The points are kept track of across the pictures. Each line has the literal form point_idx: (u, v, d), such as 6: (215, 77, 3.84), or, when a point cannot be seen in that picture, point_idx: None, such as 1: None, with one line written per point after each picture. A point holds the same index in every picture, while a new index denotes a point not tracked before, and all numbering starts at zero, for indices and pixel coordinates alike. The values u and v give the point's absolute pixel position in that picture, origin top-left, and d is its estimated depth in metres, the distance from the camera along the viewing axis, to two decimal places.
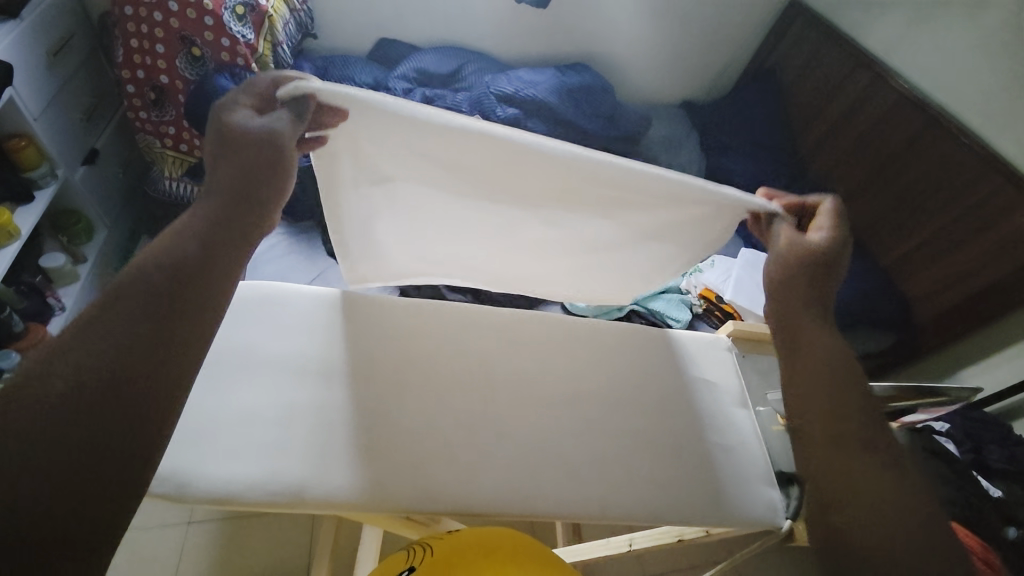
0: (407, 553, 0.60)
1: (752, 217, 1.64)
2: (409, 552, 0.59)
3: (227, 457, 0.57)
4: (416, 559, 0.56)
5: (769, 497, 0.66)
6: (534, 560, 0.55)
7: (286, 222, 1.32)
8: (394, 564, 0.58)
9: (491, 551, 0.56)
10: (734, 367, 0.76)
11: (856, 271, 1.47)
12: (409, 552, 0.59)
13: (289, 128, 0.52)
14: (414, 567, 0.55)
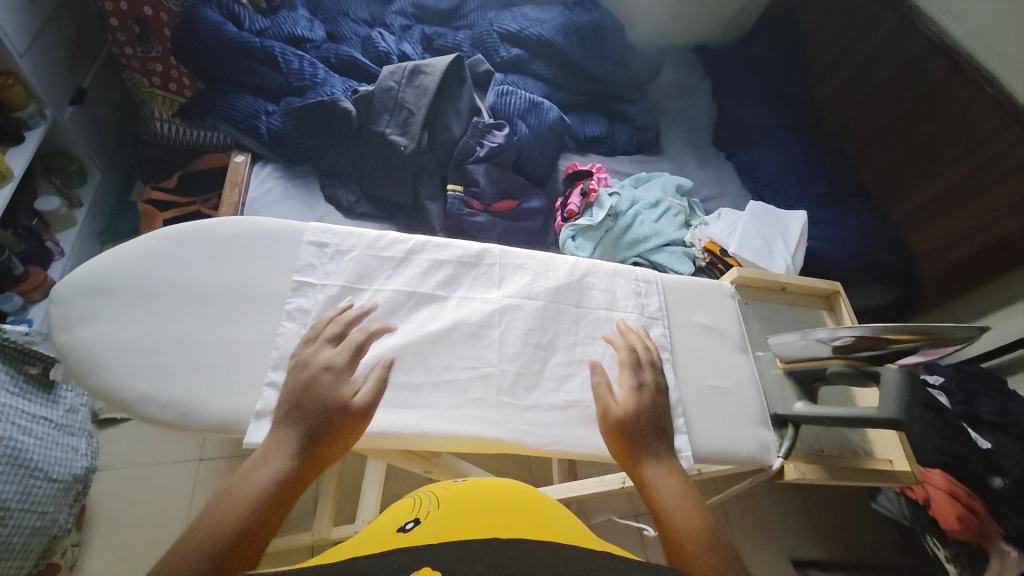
0: (412, 503, 0.58)
1: (762, 168, 1.59)
2: (415, 501, 0.57)
3: (191, 396, 0.52)
4: (421, 511, 0.54)
5: (761, 438, 0.65)
6: (531, 505, 0.55)
7: (281, 167, 1.28)
8: (397, 511, 0.57)
9: (496, 502, 0.54)
10: (735, 313, 0.74)
11: (864, 226, 1.44)
12: (416, 501, 0.58)
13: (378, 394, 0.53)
14: (419, 519, 0.52)
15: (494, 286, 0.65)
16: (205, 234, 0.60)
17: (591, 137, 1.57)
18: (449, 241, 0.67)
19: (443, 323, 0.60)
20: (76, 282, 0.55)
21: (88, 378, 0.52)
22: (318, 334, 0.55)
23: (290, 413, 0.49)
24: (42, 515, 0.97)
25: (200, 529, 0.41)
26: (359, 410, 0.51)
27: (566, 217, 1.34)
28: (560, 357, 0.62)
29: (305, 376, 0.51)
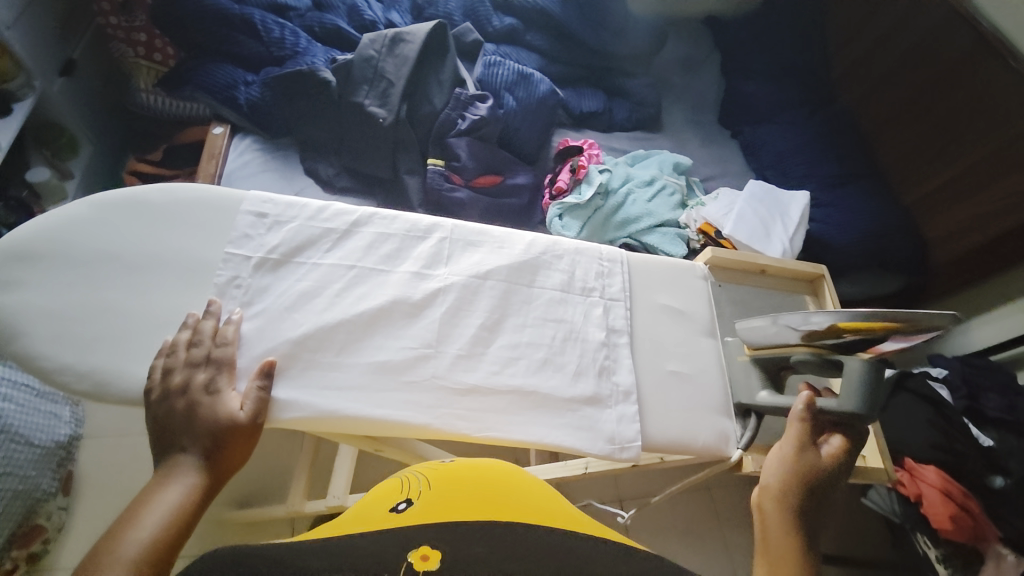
0: (398, 484, 0.54)
1: (767, 147, 1.50)
2: (403, 483, 0.52)
3: (114, 366, 0.50)
4: (413, 490, 0.50)
5: (722, 427, 0.61)
6: (510, 481, 0.52)
7: (262, 139, 1.26)
8: (383, 492, 0.53)
9: (488, 483, 0.50)
10: (706, 295, 0.69)
11: (873, 209, 1.36)
12: (404, 483, 0.53)
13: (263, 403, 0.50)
14: (411, 499, 0.48)
15: (443, 262, 0.61)
16: (138, 201, 0.58)
17: (587, 112, 1.51)
18: (398, 214, 0.63)
19: (381, 300, 0.57)
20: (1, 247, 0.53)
21: (8, 344, 0.50)
22: (180, 353, 0.50)
23: (174, 438, 0.46)
24: (24, 478, 1.00)
25: (102, 557, 0.37)
26: (242, 424, 0.48)
27: (553, 195, 1.29)
28: (506, 339, 0.59)
29: (170, 400, 0.48)
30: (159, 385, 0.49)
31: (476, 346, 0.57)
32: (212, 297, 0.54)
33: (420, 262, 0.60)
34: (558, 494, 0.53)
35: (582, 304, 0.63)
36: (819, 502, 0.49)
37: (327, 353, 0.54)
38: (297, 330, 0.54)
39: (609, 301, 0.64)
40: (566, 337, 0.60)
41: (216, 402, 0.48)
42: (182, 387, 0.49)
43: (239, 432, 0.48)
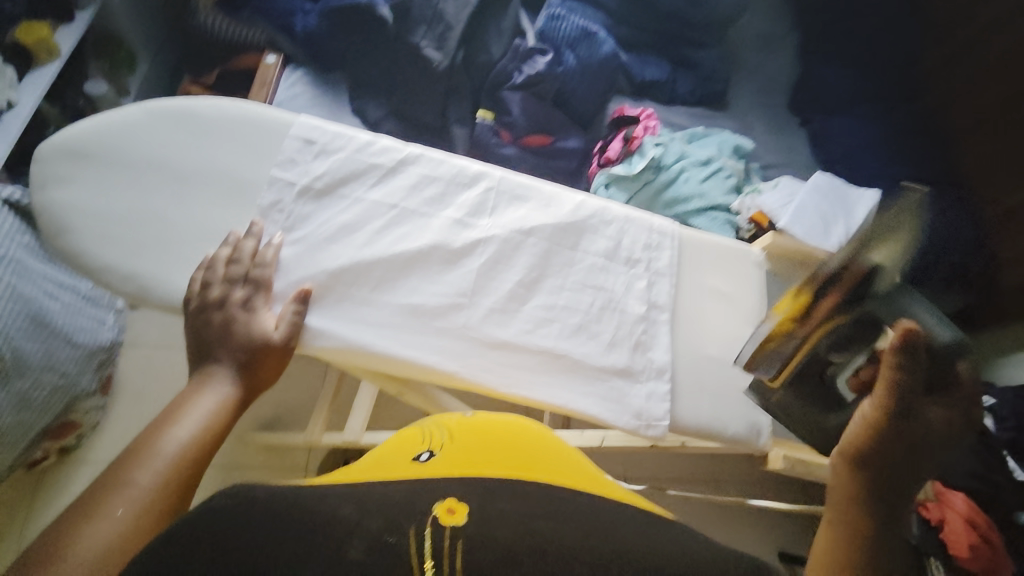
0: (419, 434, 0.54)
1: (838, 140, 1.40)
2: (425, 433, 0.53)
3: (155, 273, 0.51)
4: (434, 442, 0.51)
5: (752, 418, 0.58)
6: (530, 441, 0.52)
7: (312, 73, 1.21)
8: (407, 438, 0.54)
9: (509, 445, 0.50)
10: (758, 283, 0.65)
11: (946, 219, 1.25)
12: (426, 434, 0.54)
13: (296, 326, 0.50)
14: (433, 450, 0.49)
15: (486, 213, 0.59)
16: (190, 113, 0.57)
17: (649, 81, 1.43)
18: (446, 157, 0.61)
19: (421, 243, 0.55)
20: (59, 143, 0.53)
21: (58, 238, 0.51)
22: (220, 269, 0.50)
23: (209, 350, 0.48)
24: (64, 374, 1.06)
25: (142, 450, 0.40)
26: (276, 343, 0.49)
27: (602, 164, 1.24)
28: (542, 300, 0.57)
29: (206, 311, 0.49)
30: (197, 297, 0.50)
31: (511, 303, 0.56)
32: (253, 219, 0.54)
33: (463, 209, 0.58)
34: (578, 453, 0.53)
35: (625, 275, 0.60)
36: (906, 462, 0.48)
37: (361, 289, 0.53)
38: (333, 263, 0.53)
39: (653, 275, 0.61)
40: (604, 306, 0.58)
41: (252, 318, 0.49)
42: (220, 301, 0.49)
43: (271, 351, 0.49)
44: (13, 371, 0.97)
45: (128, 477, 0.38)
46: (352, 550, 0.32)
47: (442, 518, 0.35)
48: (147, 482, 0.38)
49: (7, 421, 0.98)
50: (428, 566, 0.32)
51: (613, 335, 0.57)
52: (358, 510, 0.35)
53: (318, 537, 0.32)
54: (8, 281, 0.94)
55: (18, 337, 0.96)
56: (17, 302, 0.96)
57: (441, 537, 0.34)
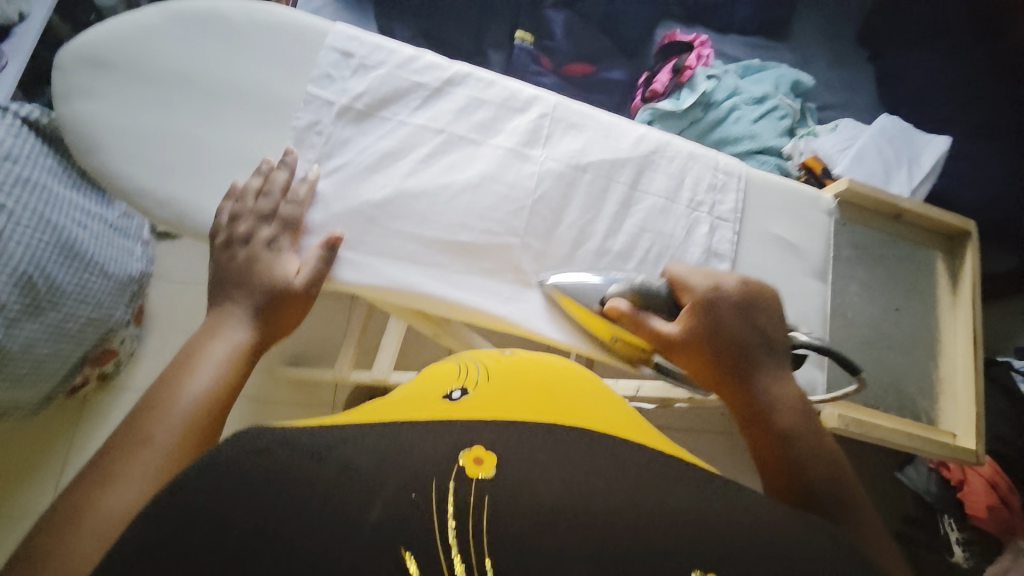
0: (456, 370, 0.50)
1: (910, 78, 1.26)
2: (460, 370, 0.49)
3: (194, 197, 0.48)
4: (469, 380, 0.46)
5: (809, 375, 0.55)
6: (568, 386, 0.47)
7: None
8: (438, 373, 0.50)
9: (543, 388, 0.45)
10: (826, 233, 0.60)
11: (1019, 172, 1.14)
12: (460, 370, 0.50)
13: (321, 274, 0.47)
14: (466, 389, 0.45)
15: (541, 144, 0.54)
16: (217, 17, 0.51)
17: (704, 4, 1.29)
18: (496, 77, 0.55)
19: (469, 175, 0.51)
20: (78, 49, 0.49)
21: (88, 157, 0.48)
22: (248, 201, 0.47)
23: (226, 289, 0.46)
24: (98, 305, 1.07)
25: (160, 400, 0.40)
26: (295, 288, 0.47)
27: (647, 97, 1.15)
28: (596, 243, 0.53)
29: (227, 251, 0.47)
30: (224, 231, 0.48)
31: (563, 245, 0.52)
32: (287, 146, 0.49)
33: (515, 138, 0.53)
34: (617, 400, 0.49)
35: (686, 218, 0.55)
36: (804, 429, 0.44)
37: (405, 223, 0.50)
38: (374, 194, 0.50)
39: (715, 220, 0.56)
40: (661, 251, 0.54)
41: (274, 261, 0.47)
42: (244, 239, 0.47)
43: (291, 296, 0.46)
44: (48, 301, 0.98)
45: (147, 431, 0.38)
46: (372, 514, 0.29)
47: (469, 470, 0.31)
48: (163, 437, 0.37)
49: (43, 350, 1.01)
50: (451, 526, 0.29)
51: None
52: (379, 460, 0.31)
53: (338, 497, 0.29)
54: (37, 209, 0.93)
55: (50, 267, 0.96)
56: (47, 231, 0.95)
57: (465, 491, 0.30)
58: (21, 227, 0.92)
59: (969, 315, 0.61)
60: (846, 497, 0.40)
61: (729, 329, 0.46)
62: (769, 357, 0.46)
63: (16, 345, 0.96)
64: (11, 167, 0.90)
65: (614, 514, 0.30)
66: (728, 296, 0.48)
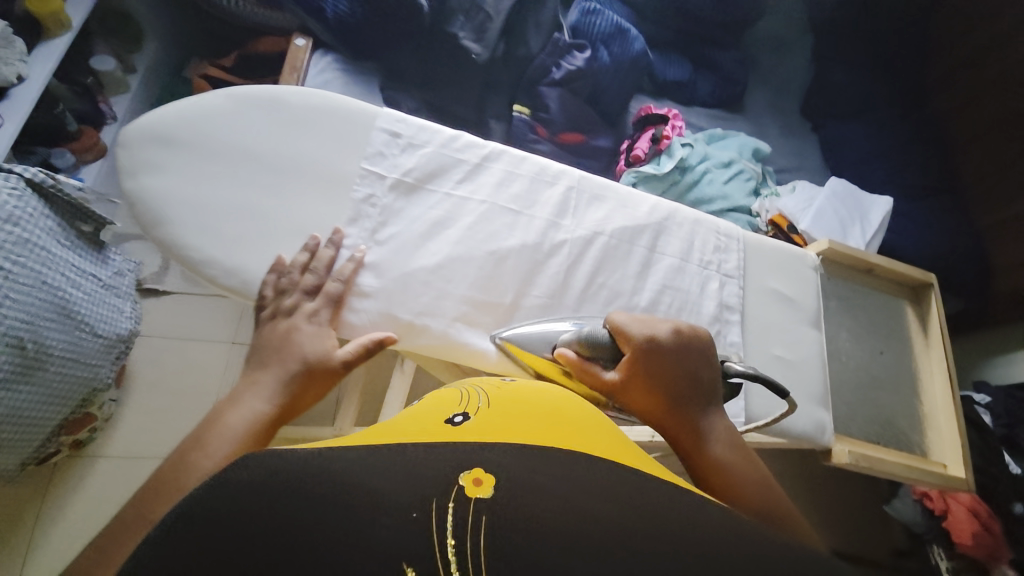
0: (456, 393, 0.44)
1: (850, 146, 1.44)
2: (462, 393, 0.43)
3: (263, 266, 0.51)
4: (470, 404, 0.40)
5: (817, 417, 0.61)
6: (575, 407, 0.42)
7: (343, 58, 1.20)
8: (434, 399, 0.44)
9: (553, 413, 0.40)
10: (815, 287, 0.68)
11: (949, 226, 1.30)
12: (463, 393, 0.44)
13: (362, 354, 0.49)
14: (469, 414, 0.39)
15: (569, 214, 0.60)
16: (274, 99, 0.56)
17: (671, 81, 1.45)
18: (526, 154, 0.62)
19: (508, 241, 0.56)
20: (141, 128, 0.52)
21: (152, 231, 0.51)
22: (296, 276, 0.51)
23: (264, 356, 0.47)
24: (87, 365, 1.06)
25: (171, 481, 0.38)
26: (329, 362, 0.47)
27: (630, 162, 1.27)
28: (624, 302, 0.59)
29: (269, 325, 0.49)
30: (270, 303, 0.50)
31: (596, 304, 0.58)
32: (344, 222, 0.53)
33: (545, 208, 0.59)
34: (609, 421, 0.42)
35: (699, 277, 0.62)
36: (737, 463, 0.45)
37: (456, 286, 0.54)
38: (424, 259, 0.54)
39: (724, 277, 0.63)
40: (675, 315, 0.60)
41: (314, 335, 0.48)
42: (289, 314, 0.49)
43: (324, 371, 0.47)
44: (36, 362, 0.96)
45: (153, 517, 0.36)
46: (378, 529, 0.26)
47: (469, 490, 0.29)
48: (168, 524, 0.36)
49: (29, 413, 0.98)
50: (451, 545, 0.27)
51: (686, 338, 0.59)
52: (386, 475, 0.29)
53: (338, 516, 0.26)
54: (35, 270, 0.92)
55: (42, 327, 0.95)
56: (42, 292, 0.94)
57: (464, 513, 0.28)
58: (18, 287, 0.90)
59: (941, 355, 0.70)
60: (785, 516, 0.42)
61: (664, 376, 0.48)
62: (703, 398, 0.48)
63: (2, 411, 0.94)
64: (12, 229, 0.88)
65: (629, 528, 0.28)
66: (662, 344, 0.49)
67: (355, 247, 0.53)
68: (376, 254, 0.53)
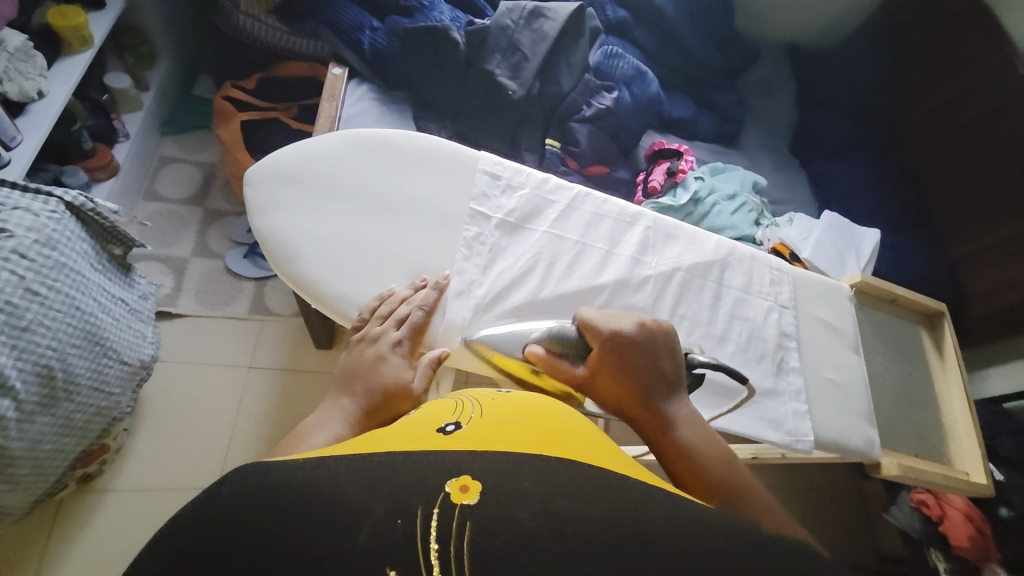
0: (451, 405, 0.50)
1: (836, 182, 1.57)
2: (456, 406, 0.49)
3: (360, 294, 0.66)
4: (463, 415, 0.47)
5: (867, 434, 0.69)
6: (559, 418, 0.48)
7: (377, 89, 1.23)
8: (431, 406, 0.50)
9: (538, 424, 0.45)
10: (852, 315, 0.77)
11: (925, 256, 1.45)
12: (456, 405, 0.50)
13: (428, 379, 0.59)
14: (460, 423, 0.46)
15: (637, 254, 0.71)
16: (387, 147, 0.73)
17: (676, 118, 1.55)
18: (593, 194, 0.75)
19: (589, 272, 0.70)
20: (275, 175, 0.70)
21: (288, 265, 0.67)
22: (399, 304, 0.64)
23: (351, 377, 0.57)
24: (109, 394, 1.00)
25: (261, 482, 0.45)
26: (404, 388, 0.56)
27: (647, 193, 1.35)
28: (699, 333, 0.68)
29: (355, 342, 0.61)
30: (364, 325, 0.63)
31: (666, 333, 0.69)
32: (445, 266, 0.68)
33: (611, 245, 0.72)
34: (603, 436, 0.48)
35: (763, 310, 0.71)
36: (698, 446, 0.55)
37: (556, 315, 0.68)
38: (527, 291, 0.68)
39: (781, 308, 0.72)
40: (740, 353, 0.68)
41: (394, 363, 0.58)
42: (373, 340, 0.61)
43: (401, 396, 0.56)
44: (63, 393, 0.90)
45: None
46: (361, 537, 0.32)
47: (455, 496, 0.35)
48: None
49: (47, 447, 0.92)
50: (434, 549, 0.33)
51: (751, 369, 0.68)
52: (366, 489, 0.34)
53: (324, 524, 0.32)
54: (67, 294, 0.88)
55: (71, 355, 0.90)
56: (75, 317, 0.90)
57: (448, 519, 0.33)
58: (51, 313, 0.86)
59: (957, 373, 0.83)
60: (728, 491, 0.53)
61: (631, 361, 0.57)
62: (669, 384, 0.58)
63: (22, 446, 0.87)
64: (49, 253, 0.86)
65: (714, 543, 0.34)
66: (626, 335, 0.59)
67: (473, 282, 0.68)
68: (494, 280, 0.68)
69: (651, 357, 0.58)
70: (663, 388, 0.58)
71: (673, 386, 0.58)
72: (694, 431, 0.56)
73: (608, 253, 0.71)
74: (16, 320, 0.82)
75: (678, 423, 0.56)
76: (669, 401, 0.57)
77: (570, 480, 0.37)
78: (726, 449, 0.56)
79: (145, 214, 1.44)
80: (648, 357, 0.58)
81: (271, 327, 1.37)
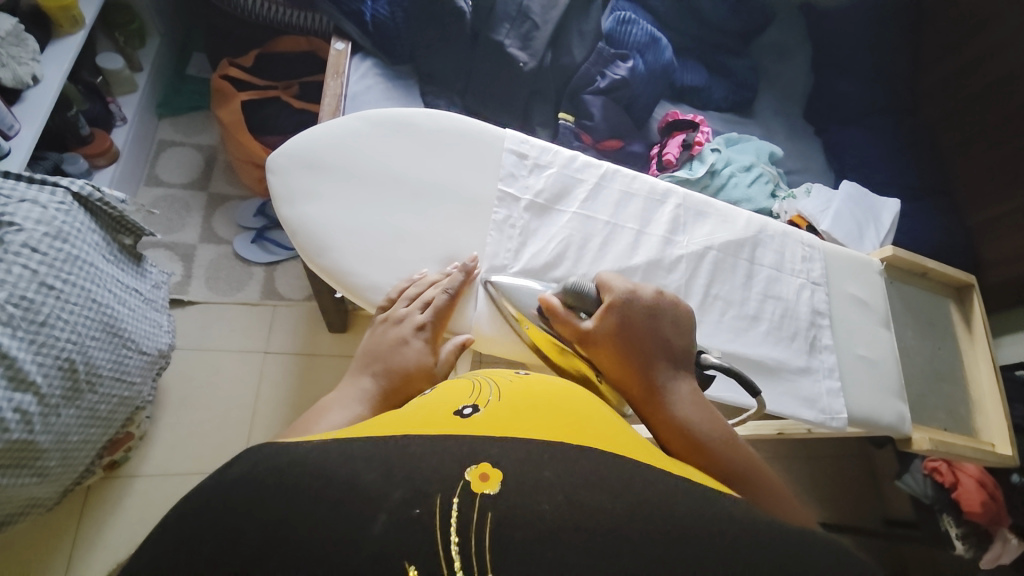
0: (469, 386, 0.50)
1: (852, 149, 1.52)
2: (475, 387, 0.49)
3: (394, 282, 0.65)
4: (481, 397, 0.46)
5: (898, 410, 0.70)
6: (579, 404, 0.47)
7: (381, 63, 1.18)
8: (446, 387, 0.50)
9: (558, 407, 0.44)
10: (882, 290, 0.76)
11: (942, 224, 1.42)
12: (474, 386, 0.49)
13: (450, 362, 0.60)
14: (477, 405, 0.44)
15: (668, 232, 0.71)
16: (412, 127, 0.70)
17: (688, 86, 1.49)
18: (623, 171, 0.74)
19: (619, 252, 0.69)
20: (297, 159, 0.67)
21: (317, 257, 0.65)
22: (430, 285, 0.63)
23: (373, 358, 0.57)
24: (132, 384, 1.01)
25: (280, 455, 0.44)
26: (425, 371, 0.56)
27: (662, 166, 1.31)
28: (734, 313, 0.69)
29: (380, 323, 0.61)
30: (388, 307, 0.63)
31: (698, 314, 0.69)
32: (478, 250, 0.67)
33: (643, 223, 0.71)
34: (621, 421, 0.47)
35: (795, 288, 0.71)
36: (702, 423, 0.53)
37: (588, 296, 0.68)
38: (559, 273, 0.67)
39: (812, 284, 0.72)
40: (775, 332, 0.68)
41: (416, 346, 0.58)
42: (397, 321, 0.60)
43: (420, 378, 0.56)
44: (86, 384, 0.90)
45: None
46: (376, 527, 0.31)
47: (475, 485, 0.34)
48: None
49: (74, 438, 0.93)
50: (453, 542, 0.32)
51: (785, 349, 0.68)
52: (384, 474, 0.33)
53: (339, 513, 0.31)
54: (83, 287, 0.87)
55: (91, 347, 0.89)
56: (92, 310, 0.89)
57: (469, 511, 0.33)
58: (68, 307, 0.85)
59: (984, 345, 0.84)
60: (728, 470, 0.50)
61: (639, 328, 0.57)
62: (674, 361, 0.57)
63: (50, 439, 0.87)
64: (60, 245, 0.84)
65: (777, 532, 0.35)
66: (639, 300, 0.59)
67: (504, 266, 0.67)
68: (525, 263, 0.67)
69: (661, 325, 0.58)
70: (668, 362, 0.56)
71: (677, 361, 0.57)
72: (698, 408, 0.54)
73: (638, 232, 0.70)
74: (33, 315, 0.81)
75: (681, 399, 0.54)
76: (670, 375, 0.56)
77: (624, 472, 0.36)
78: (729, 428, 0.54)
79: (149, 200, 1.41)
80: (655, 324, 0.58)
81: (284, 313, 1.36)
